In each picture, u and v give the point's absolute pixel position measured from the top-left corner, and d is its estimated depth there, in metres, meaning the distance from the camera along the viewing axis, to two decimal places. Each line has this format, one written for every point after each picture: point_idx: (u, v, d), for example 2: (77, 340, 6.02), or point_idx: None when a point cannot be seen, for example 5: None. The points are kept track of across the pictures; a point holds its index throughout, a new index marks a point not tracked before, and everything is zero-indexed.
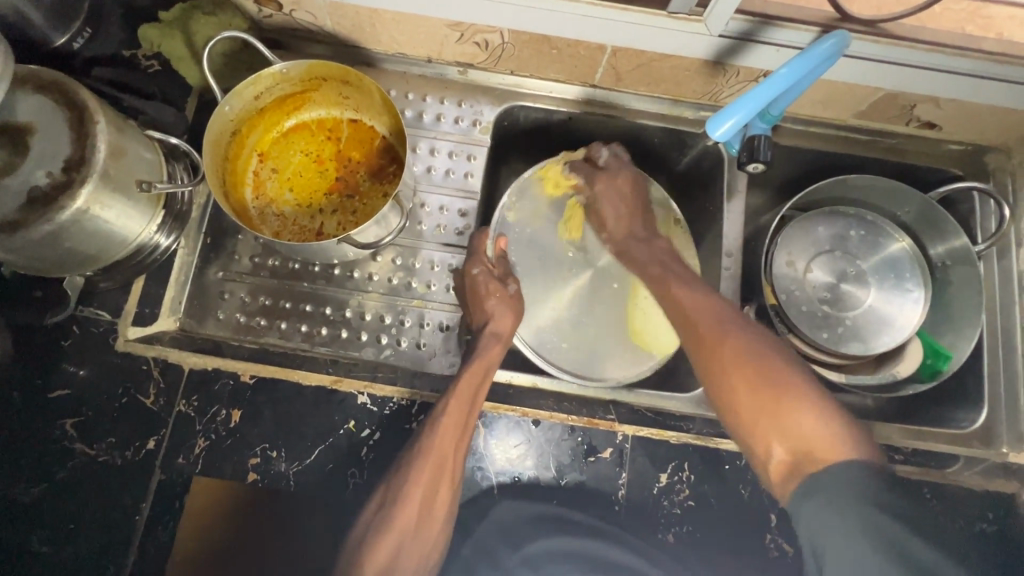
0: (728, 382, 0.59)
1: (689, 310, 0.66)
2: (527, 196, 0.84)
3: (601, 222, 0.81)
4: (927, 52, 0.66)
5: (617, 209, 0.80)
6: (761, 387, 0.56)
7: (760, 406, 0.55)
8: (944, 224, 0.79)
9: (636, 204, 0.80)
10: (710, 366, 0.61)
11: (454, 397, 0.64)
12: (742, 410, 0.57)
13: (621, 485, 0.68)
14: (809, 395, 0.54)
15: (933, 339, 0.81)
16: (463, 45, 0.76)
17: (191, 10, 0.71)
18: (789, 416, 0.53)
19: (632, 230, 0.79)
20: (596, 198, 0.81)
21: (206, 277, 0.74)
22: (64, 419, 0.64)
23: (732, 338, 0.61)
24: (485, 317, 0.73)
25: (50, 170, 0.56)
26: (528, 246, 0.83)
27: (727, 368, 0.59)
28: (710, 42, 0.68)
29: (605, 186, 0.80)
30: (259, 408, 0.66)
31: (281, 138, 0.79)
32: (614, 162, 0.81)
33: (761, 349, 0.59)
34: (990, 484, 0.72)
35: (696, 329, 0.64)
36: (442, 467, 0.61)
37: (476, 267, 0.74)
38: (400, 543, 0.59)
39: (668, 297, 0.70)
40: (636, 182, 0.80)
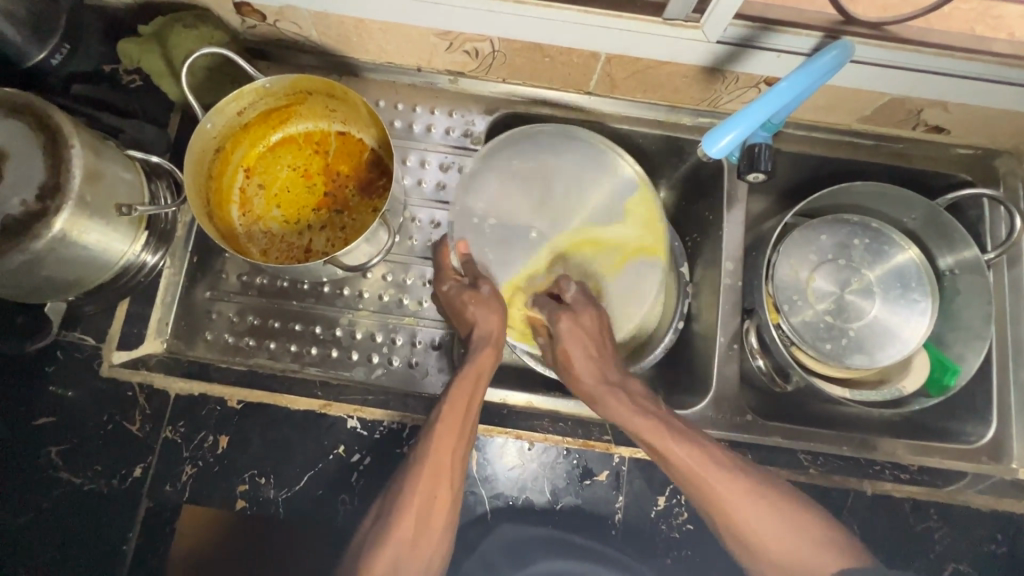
0: (748, 533, 0.57)
1: (690, 470, 0.60)
2: (479, 183, 0.77)
3: (568, 366, 0.68)
4: (935, 55, 0.63)
5: (586, 351, 0.68)
6: (787, 540, 0.56)
7: (787, 559, 0.56)
8: (952, 232, 0.77)
9: (602, 350, 0.69)
10: (728, 520, 0.58)
11: (449, 405, 0.62)
12: (774, 565, 0.56)
13: (618, 508, 0.66)
14: (824, 541, 0.56)
15: (940, 352, 0.79)
16: (452, 54, 0.73)
17: (171, 22, 0.69)
18: (807, 557, 0.55)
19: (604, 375, 0.67)
20: (558, 337, 0.68)
21: (194, 295, 0.73)
22: (49, 447, 0.63)
23: (744, 490, 0.59)
24: (467, 325, 0.68)
25: (24, 198, 0.55)
26: (493, 232, 0.76)
27: (747, 522, 0.57)
28: (708, 48, 0.65)
29: (571, 324, 0.68)
30: (247, 434, 0.65)
31: (268, 152, 0.77)
32: (580, 299, 0.72)
33: (771, 495, 0.59)
34: (999, 503, 0.70)
35: (707, 485, 0.59)
36: (438, 477, 0.59)
37: (445, 283, 0.72)
38: (399, 556, 0.55)
39: (666, 457, 0.61)
40: (602, 321, 0.71)
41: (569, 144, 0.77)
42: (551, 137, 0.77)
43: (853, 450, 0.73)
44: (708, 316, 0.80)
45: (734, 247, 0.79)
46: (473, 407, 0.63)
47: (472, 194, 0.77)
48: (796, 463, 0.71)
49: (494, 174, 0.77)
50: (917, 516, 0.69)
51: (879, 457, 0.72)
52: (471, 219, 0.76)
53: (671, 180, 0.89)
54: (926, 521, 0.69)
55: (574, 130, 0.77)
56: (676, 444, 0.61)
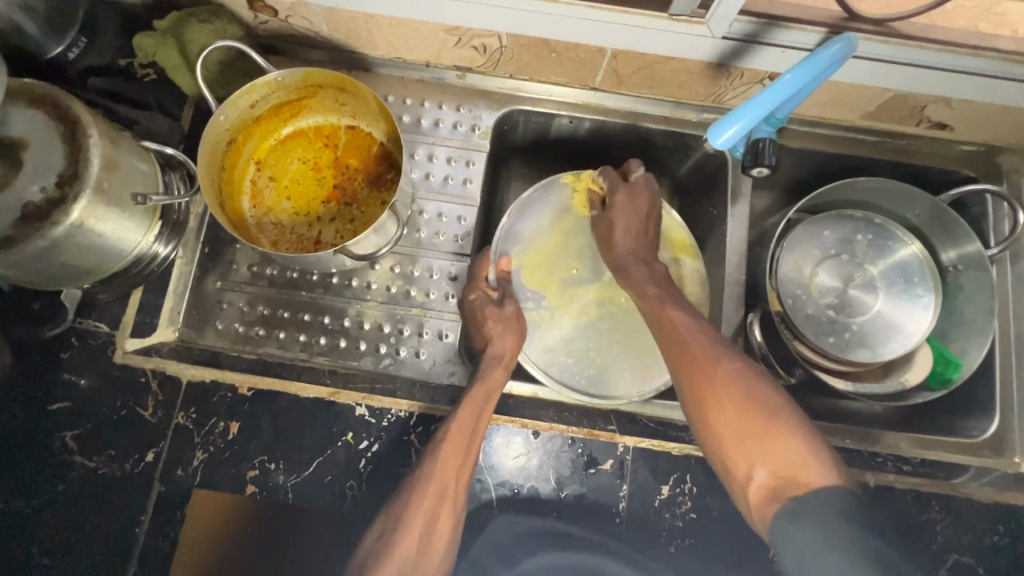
0: (712, 403, 0.60)
1: (681, 330, 0.65)
2: (532, 210, 0.80)
3: (609, 236, 0.75)
4: (938, 52, 0.63)
5: (630, 223, 0.75)
6: (750, 414, 0.58)
7: (748, 431, 0.57)
8: (955, 228, 0.77)
9: (648, 231, 0.75)
10: (702, 392, 0.61)
11: (456, 425, 0.62)
12: (730, 437, 0.58)
13: (622, 497, 0.67)
14: (795, 426, 0.57)
15: (942, 346, 0.79)
16: (460, 48, 0.74)
17: (186, 17, 0.70)
18: (772, 440, 0.56)
19: (639, 250, 0.74)
20: (613, 207, 0.75)
21: (205, 285, 0.74)
22: (64, 432, 0.65)
23: (720, 360, 0.62)
24: (484, 339, 0.71)
25: (44, 185, 0.56)
26: (533, 258, 0.79)
27: (715, 392, 0.60)
28: (713, 44, 0.66)
29: (625, 199, 0.75)
30: (257, 421, 0.66)
31: (279, 146, 0.78)
32: (641, 181, 0.77)
33: (746, 370, 0.61)
34: (1002, 495, 0.71)
35: (686, 348, 0.64)
36: (444, 497, 0.60)
37: (473, 292, 0.73)
38: (403, 569, 0.56)
39: (663, 319, 0.67)
40: (654, 209, 0.76)
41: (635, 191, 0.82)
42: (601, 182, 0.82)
43: (855, 443, 0.73)
44: (712, 310, 0.81)
45: (737, 242, 0.80)
46: (480, 427, 0.63)
47: (523, 219, 0.80)
48: None
49: (546, 202, 0.81)
50: (919, 508, 0.70)
51: (881, 449, 0.73)
52: (515, 240, 0.80)
53: (675, 177, 0.90)
54: (928, 513, 0.70)
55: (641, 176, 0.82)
56: (674, 308, 0.67)
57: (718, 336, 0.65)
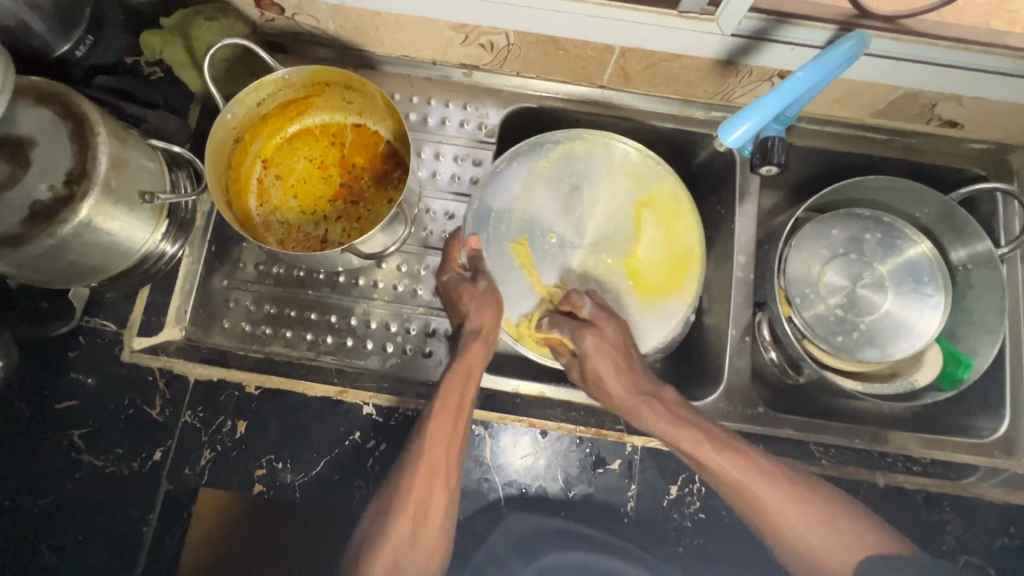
0: (783, 531, 0.58)
1: (731, 476, 0.60)
2: (501, 181, 0.78)
3: (597, 382, 0.66)
4: (951, 49, 0.63)
5: (613, 363, 0.66)
6: (812, 527, 0.57)
7: (816, 548, 0.57)
8: (966, 227, 0.77)
9: (629, 360, 0.67)
10: (772, 529, 0.59)
11: (440, 401, 0.62)
12: (809, 560, 0.57)
13: (630, 497, 0.67)
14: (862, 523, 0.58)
15: (953, 346, 0.79)
16: (468, 47, 0.74)
17: (192, 16, 0.70)
18: (853, 552, 0.56)
19: (635, 387, 0.65)
20: (585, 356, 0.66)
21: (211, 284, 0.74)
22: (72, 430, 0.65)
23: (768, 481, 0.60)
24: (460, 316, 0.69)
25: (52, 183, 0.56)
26: (504, 239, 0.77)
27: (772, 517, 0.59)
28: (722, 41, 0.65)
29: (596, 341, 0.66)
30: (265, 419, 0.66)
31: (285, 144, 0.78)
32: (599, 312, 0.69)
33: (795, 483, 0.60)
34: (1012, 496, 0.71)
35: (732, 484, 0.60)
36: (435, 472, 0.60)
37: (445, 274, 0.72)
38: (397, 552, 0.56)
39: (706, 468, 0.61)
40: (626, 334, 0.68)
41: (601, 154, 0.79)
42: (580, 147, 0.79)
43: (864, 443, 0.72)
44: (720, 309, 0.80)
45: (745, 241, 0.80)
46: (467, 406, 0.63)
47: (489, 195, 0.77)
48: (808, 454, 0.71)
49: (512, 175, 0.78)
50: (928, 508, 0.70)
51: (891, 449, 0.72)
52: (484, 217, 0.77)
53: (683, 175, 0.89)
54: (938, 512, 0.70)
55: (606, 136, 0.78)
56: (715, 450, 0.61)
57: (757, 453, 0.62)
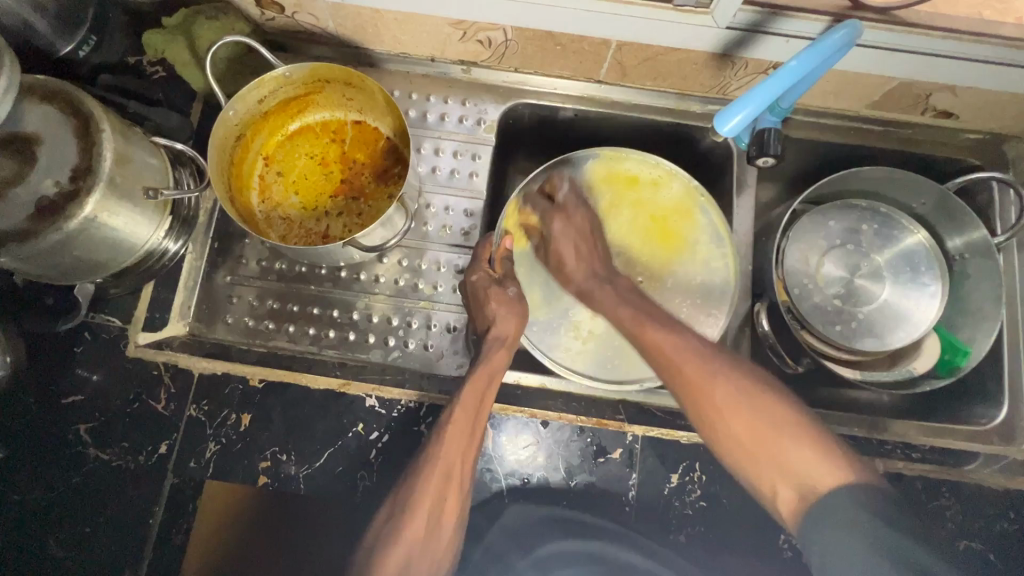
0: (715, 415, 0.60)
1: (670, 355, 0.63)
2: (538, 194, 0.79)
3: (560, 264, 0.74)
4: (942, 39, 0.63)
5: (576, 248, 0.73)
6: (758, 429, 0.57)
7: (764, 450, 0.56)
8: (961, 216, 0.77)
9: (595, 239, 0.75)
10: (706, 415, 0.60)
11: (460, 406, 0.63)
12: (737, 447, 0.58)
13: (632, 485, 0.67)
14: (803, 427, 0.57)
15: (950, 335, 0.79)
16: (466, 43, 0.75)
17: (194, 15, 0.72)
18: (785, 449, 0.55)
19: (592, 271, 0.73)
20: (553, 236, 0.74)
21: (214, 281, 0.74)
22: (78, 425, 0.65)
23: (717, 378, 0.61)
24: (486, 321, 0.69)
25: (58, 178, 0.57)
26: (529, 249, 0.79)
27: (719, 414, 0.59)
28: (717, 34, 0.66)
29: (563, 225, 0.74)
30: (269, 413, 0.67)
31: (286, 141, 0.79)
32: (570, 199, 0.76)
33: (747, 385, 0.60)
34: (1013, 482, 0.71)
35: (680, 370, 0.62)
36: (450, 479, 0.60)
37: (474, 274, 0.71)
38: (410, 554, 0.57)
39: (646, 344, 0.66)
40: (593, 221, 0.76)
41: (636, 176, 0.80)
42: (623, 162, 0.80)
43: (864, 431, 0.73)
44: None
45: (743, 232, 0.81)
46: (485, 408, 0.64)
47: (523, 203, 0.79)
48: None
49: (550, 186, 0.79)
50: (929, 495, 0.70)
51: (891, 437, 0.73)
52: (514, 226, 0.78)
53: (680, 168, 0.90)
54: (938, 499, 0.70)
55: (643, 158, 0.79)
56: (654, 328, 0.66)
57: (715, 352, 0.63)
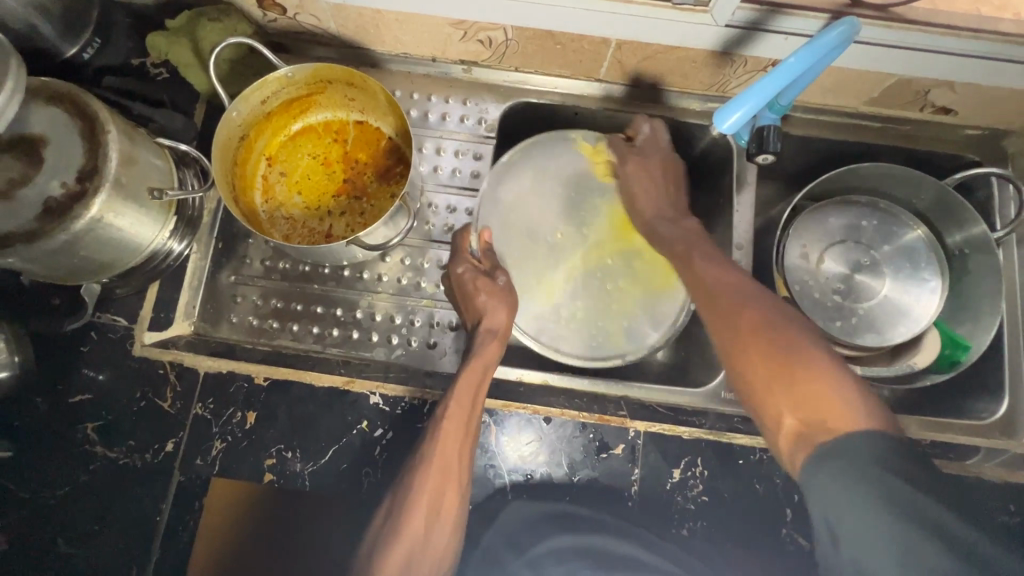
0: (737, 340, 0.58)
1: (708, 281, 0.65)
2: (513, 176, 0.81)
3: (632, 202, 0.78)
4: (939, 35, 0.64)
5: (646, 188, 0.77)
6: (775, 354, 0.54)
7: (776, 372, 0.53)
8: (960, 212, 0.78)
9: (662, 182, 0.77)
10: (730, 339, 0.59)
11: (454, 401, 0.63)
12: (752, 373, 0.55)
13: (634, 481, 0.68)
14: (826, 362, 0.51)
15: (950, 330, 0.80)
16: (466, 43, 0.75)
17: (198, 17, 0.72)
18: (802, 375, 0.51)
19: (660, 210, 0.76)
20: (626, 176, 0.78)
21: (218, 280, 0.75)
22: (85, 423, 0.66)
23: (746, 305, 0.60)
24: (477, 314, 0.70)
25: (64, 179, 0.57)
26: (511, 228, 0.80)
27: (741, 337, 0.58)
28: (717, 31, 0.66)
29: (637, 165, 0.77)
30: (273, 410, 0.67)
31: (289, 142, 0.79)
32: (648, 143, 0.78)
33: (775, 314, 0.58)
34: (1014, 475, 0.71)
35: (715, 297, 0.63)
36: (447, 476, 0.61)
37: (461, 266, 0.73)
38: (410, 553, 0.57)
39: (691, 274, 0.68)
40: (667, 165, 0.77)
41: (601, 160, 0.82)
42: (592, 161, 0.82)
43: None
44: None
45: (744, 230, 0.81)
46: (479, 403, 0.64)
47: (501, 185, 0.81)
48: None
49: (524, 169, 0.81)
50: None
51: None
52: (494, 209, 0.80)
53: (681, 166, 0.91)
54: None
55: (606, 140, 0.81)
56: (700, 263, 0.67)
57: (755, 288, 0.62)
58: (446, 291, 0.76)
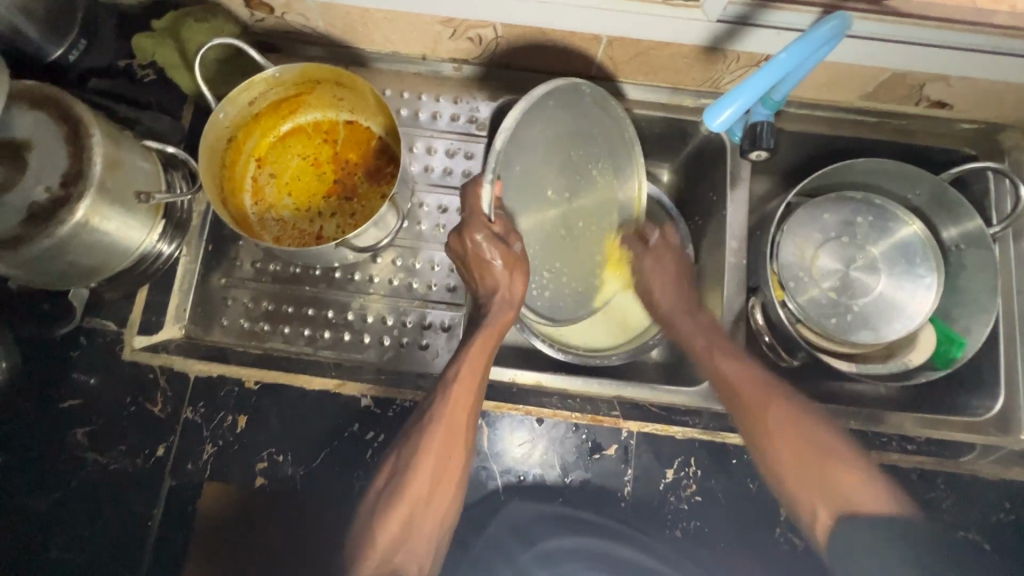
0: (766, 437, 0.64)
1: (730, 378, 0.67)
2: (527, 123, 0.60)
3: (649, 297, 0.76)
4: (937, 28, 0.62)
5: (664, 285, 0.76)
6: (807, 452, 0.62)
7: (809, 469, 0.61)
8: (957, 207, 0.77)
9: (678, 280, 0.76)
10: (757, 431, 0.64)
11: (467, 364, 0.63)
12: (783, 468, 0.62)
13: (627, 482, 0.67)
14: (851, 458, 0.61)
15: (946, 326, 0.79)
16: (457, 41, 0.75)
17: (183, 17, 0.71)
18: (834, 474, 0.60)
19: (677, 303, 0.75)
20: (642, 273, 0.76)
21: (210, 284, 0.74)
22: (76, 428, 0.66)
23: (772, 402, 0.65)
24: (491, 283, 0.64)
25: (48, 185, 0.57)
26: (512, 188, 0.62)
27: (774, 434, 0.63)
28: (708, 27, 0.65)
29: (653, 263, 0.76)
30: (264, 414, 0.67)
31: (278, 142, 0.79)
32: (663, 243, 0.77)
33: (799, 412, 0.64)
34: (1008, 472, 0.71)
35: (740, 395, 0.66)
36: (455, 435, 0.61)
37: (479, 234, 0.61)
38: (412, 515, 0.59)
39: (713, 370, 0.68)
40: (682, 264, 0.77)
41: (601, 114, 0.67)
42: (599, 125, 0.68)
43: (860, 424, 0.73)
44: (715, 296, 0.81)
45: (737, 227, 0.80)
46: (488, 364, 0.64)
47: (518, 131, 0.59)
48: None
49: (536, 113, 0.60)
50: (924, 486, 0.70)
51: (887, 429, 0.73)
52: (510, 164, 0.60)
53: (674, 163, 0.90)
54: (933, 490, 0.70)
55: (608, 101, 0.67)
56: (722, 356, 0.69)
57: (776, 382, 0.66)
58: (450, 245, 0.68)
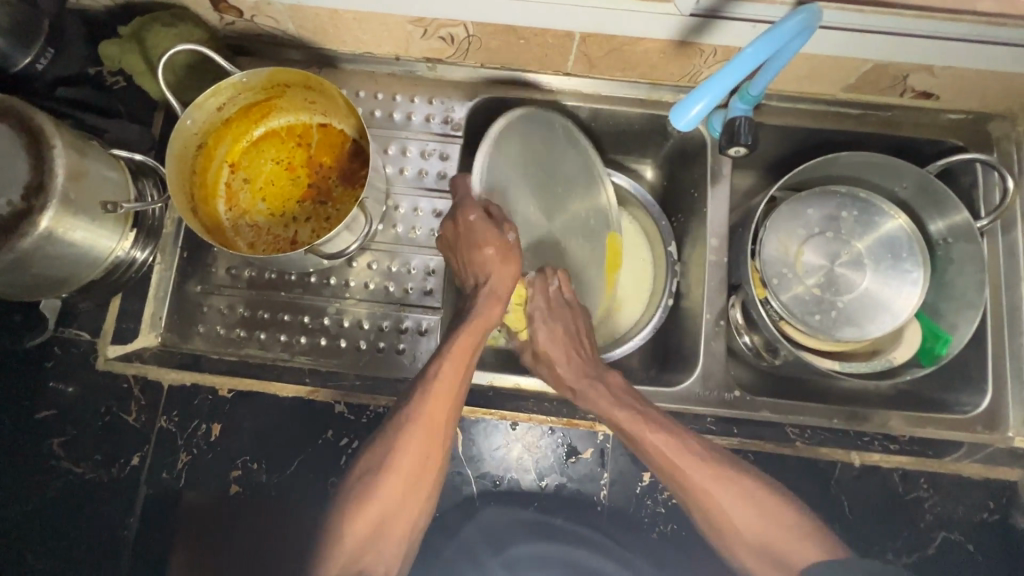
0: (717, 515, 0.61)
1: (670, 460, 0.62)
2: (503, 140, 0.69)
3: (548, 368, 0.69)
4: (915, 17, 0.60)
5: (566, 351, 0.69)
6: (764, 527, 0.60)
7: (762, 549, 0.60)
8: (944, 200, 0.75)
9: (579, 347, 0.70)
10: (707, 512, 0.62)
11: (451, 358, 0.62)
12: (740, 540, 0.61)
13: (604, 485, 0.67)
14: (805, 525, 0.60)
15: (932, 322, 0.78)
16: (428, 40, 0.73)
17: (150, 20, 0.70)
18: (788, 547, 0.59)
19: (585, 369, 0.69)
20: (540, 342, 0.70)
21: (185, 290, 0.74)
22: (51, 439, 0.66)
23: (720, 486, 0.61)
24: (483, 270, 0.65)
25: (10, 198, 0.57)
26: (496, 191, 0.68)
27: (728, 517, 0.61)
28: (681, 21, 0.64)
29: (547, 330, 0.70)
30: (238, 422, 0.67)
31: (251, 147, 0.78)
32: (556, 297, 0.71)
33: (747, 485, 0.62)
34: (994, 470, 0.70)
35: (686, 481, 0.61)
36: (437, 426, 0.61)
37: (472, 212, 0.65)
38: (387, 509, 0.59)
39: (646, 449, 0.63)
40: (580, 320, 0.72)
41: (571, 144, 0.76)
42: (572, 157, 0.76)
43: (843, 422, 0.72)
44: (696, 294, 0.79)
45: (718, 224, 0.79)
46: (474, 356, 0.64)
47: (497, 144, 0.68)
48: (783, 437, 0.71)
49: (511, 134, 0.69)
50: (906, 485, 0.69)
51: (870, 428, 0.72)
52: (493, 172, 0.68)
53: (657, 159, 0.89)
54: (915, 490, 0.69)
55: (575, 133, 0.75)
56: (653, 434, 0.63)
57: (707, 450, 0.63)
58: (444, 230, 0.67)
